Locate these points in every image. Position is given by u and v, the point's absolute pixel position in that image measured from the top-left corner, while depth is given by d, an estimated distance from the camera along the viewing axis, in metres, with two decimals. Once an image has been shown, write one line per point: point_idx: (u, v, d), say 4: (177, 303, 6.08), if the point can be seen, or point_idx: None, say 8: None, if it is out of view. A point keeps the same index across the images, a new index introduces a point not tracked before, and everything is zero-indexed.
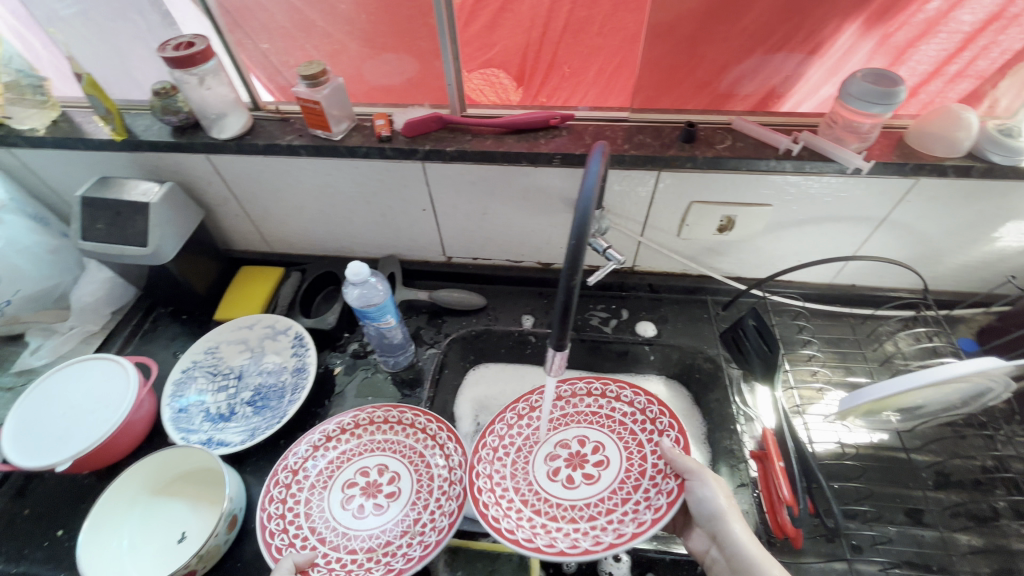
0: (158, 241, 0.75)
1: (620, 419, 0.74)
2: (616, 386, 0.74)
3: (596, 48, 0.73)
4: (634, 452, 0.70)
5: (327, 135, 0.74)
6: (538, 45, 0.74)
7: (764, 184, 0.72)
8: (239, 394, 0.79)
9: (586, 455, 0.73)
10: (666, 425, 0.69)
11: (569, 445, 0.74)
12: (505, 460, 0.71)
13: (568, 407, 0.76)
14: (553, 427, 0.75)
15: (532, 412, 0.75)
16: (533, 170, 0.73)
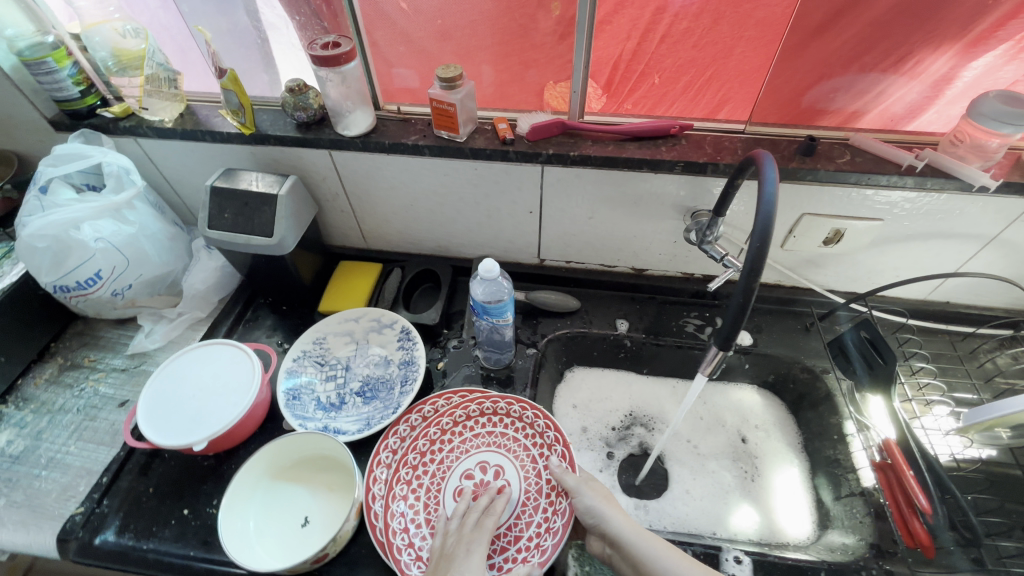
0: (283, 232, 0.77)
1: (521, 442, 0.75)
2: (520, 409, 0.75)
3: (691, 60, 0.72)
4: (535, 480, 0.71)
5: (451, 136, 0.76)
6: (630, 56, 0.73)
7: (879, 199, 0.74)
8: (348, 384, 0.80)
9: (491, 482, 0.72)
10: (560, 454, 0.71)
11: (472, 473, 0.73)
12: (417, 494, 0.70)
13: (466, 432, 0.76)
14: (458, 454, 0.74)
15: (444, 436, 0.75)
16: (651, 176, 0.75)
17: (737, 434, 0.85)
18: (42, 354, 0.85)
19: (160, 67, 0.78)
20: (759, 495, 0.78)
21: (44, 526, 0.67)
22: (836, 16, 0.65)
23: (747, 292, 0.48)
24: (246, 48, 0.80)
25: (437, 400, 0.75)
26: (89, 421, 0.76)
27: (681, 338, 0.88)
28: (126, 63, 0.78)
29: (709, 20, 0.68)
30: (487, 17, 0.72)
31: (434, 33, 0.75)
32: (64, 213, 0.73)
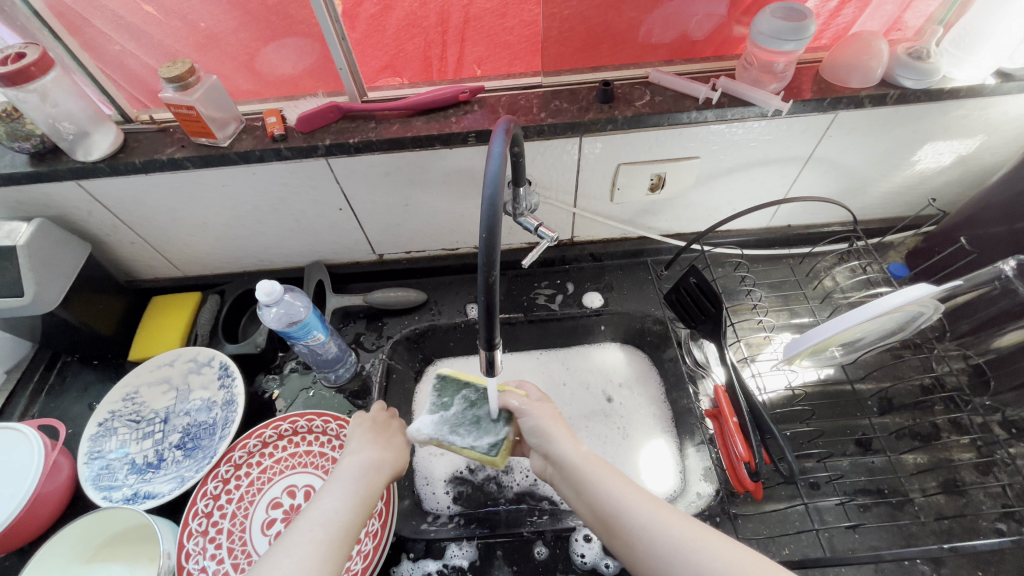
0: (37, 286, 0.66)
1: (331, 456, 0.71)
2: (321, 422, 0.71)
3: (507, 43, 0.68)
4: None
5: (213, 142, 0.66)
6: (441, 45, 0.68)
7: (689, 137, 0.69)
8: (167, 438, 0.72)
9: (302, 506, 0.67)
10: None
11: (282, 501, 0.68)
12: (221, 536, 0.64)
13: (277, 454, 0.71)
14: (268, 479, 0.69)
15: (254, 460, 0.70)
16: (449, 152, 0.68)
17: (601, 394, 0.83)
18: None
19: None
20: (625, 457, 0.77)
21: None
22: None
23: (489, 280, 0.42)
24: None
25: (249, 440, 0.69)
26: None
27: (533, 312, 0.83)
28: None
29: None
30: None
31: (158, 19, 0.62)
32: None
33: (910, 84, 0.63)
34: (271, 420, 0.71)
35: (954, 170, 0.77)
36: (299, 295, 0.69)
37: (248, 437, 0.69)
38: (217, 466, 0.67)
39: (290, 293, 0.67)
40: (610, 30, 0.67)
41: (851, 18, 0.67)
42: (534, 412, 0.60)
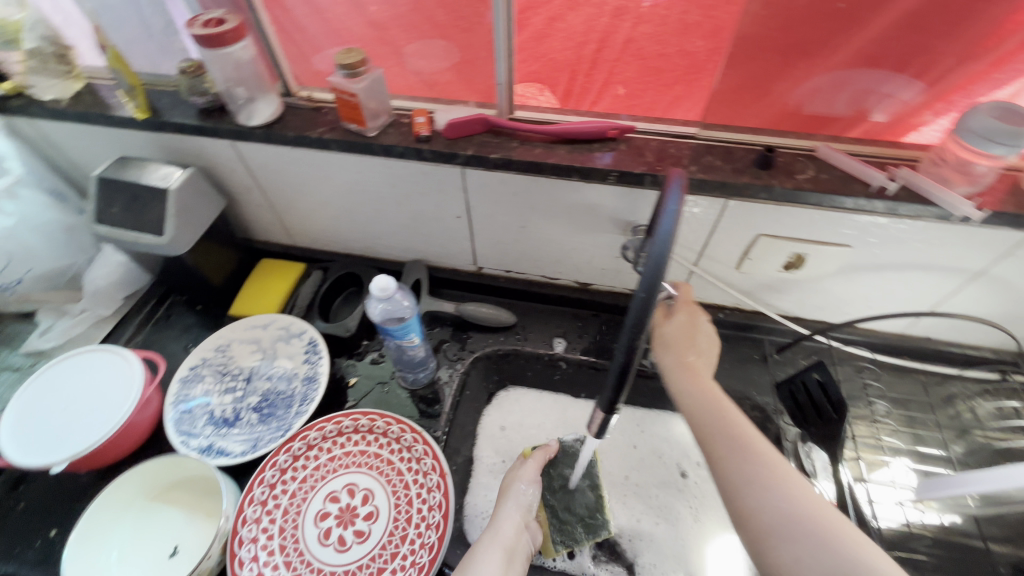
0: (176, 231, 0.70)
1: (396, 465, 0.67)
2: (397, 428, 0.68)
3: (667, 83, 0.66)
4: (406, 508, 0.64)
5: (360, 130, 0.67)
6: (590, 62, 0.66)
7: (846, 223, 0.63)
8: (246, 398, 0.74)
9: (357, 508, 0.64)
10: (435, 484, 0.64)
11: (340, 498, 0.65)
12: (276, 514, 0.63)
13: (347, 446, 0.69)
14: (332, 470, 0.67)
15: (324, 445, 0.68)
16: (583, 186, 0.66)
17: (676, 467, 0.77)
18: None
19: (44, 40, 0.70)
20: (685, 540, 0.71)
21: None
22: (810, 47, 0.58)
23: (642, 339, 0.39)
24: (140, 20, 0.71)
25: (325, 424, 0.68)
26: None
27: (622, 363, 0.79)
28: (8, 34, 0.70)
29: (675, 6, 0.59)
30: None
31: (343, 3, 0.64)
32: None
33: None
34: (349, 411, 0.69)
35: None
36: (408, 295, 0.69)
37: (327, 420, 0.68)
38: (292, 440, 0.67)
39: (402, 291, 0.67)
40: (787, 91, 0.63)
41: None
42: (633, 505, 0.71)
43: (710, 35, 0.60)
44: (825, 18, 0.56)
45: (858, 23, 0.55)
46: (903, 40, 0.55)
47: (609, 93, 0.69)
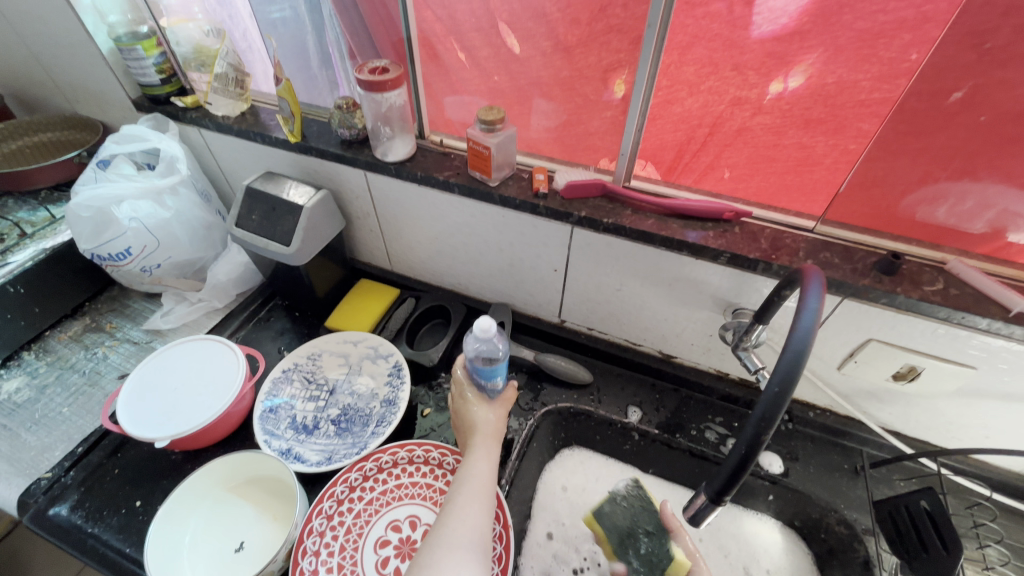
0: (301, 243, 0.76)
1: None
2: None
3: (785, 174, 0.67)
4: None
5: (483, 178, 0.72)
6: (699, 144, 0.68)
7: (974, 344, 0.59)
8: (327, 409, 0.77)
9: (416, 542, 0.65)
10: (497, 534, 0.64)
11: (401, 528, 0.66)
12: (339, 531, 0.64)
13: (413, 476, 0.70)
14: (396, 498, 0.68)
15: (393, 470, 0.70)
16: (690, 262, 0.67)
17: (744, 573, 0.71)
18: (74, 310, 0.90)
19: (230, 68, 0.81)
20: None
21: (12, 483, 0.68)
22: (946, 160, 0.58)
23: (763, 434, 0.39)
24: (316, 53, 0.82)
25: (398, 450, 0.70)
26: (87, 386, 0.80)
27: (697, 446, 0.76)
28: (203, 58, 0.81)
29: (801, 105, 0.60)
30: (525, 68, 0.70)
31: (473, 71, 0.73)
32: (112, 187, 0.75)
33: None
34: (421, 441, 0.71)
35: None
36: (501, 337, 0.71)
37: (399, 447, 0.70)
38: (364, 459, 0.69)
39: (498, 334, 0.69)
40: (895, 199, 0.63)
41: None
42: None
43: (831, 132, 0.61)
44: (967, 131, 0.55)
45: (1000, 140, 0.54)
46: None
47: (713, 176, 0.71)
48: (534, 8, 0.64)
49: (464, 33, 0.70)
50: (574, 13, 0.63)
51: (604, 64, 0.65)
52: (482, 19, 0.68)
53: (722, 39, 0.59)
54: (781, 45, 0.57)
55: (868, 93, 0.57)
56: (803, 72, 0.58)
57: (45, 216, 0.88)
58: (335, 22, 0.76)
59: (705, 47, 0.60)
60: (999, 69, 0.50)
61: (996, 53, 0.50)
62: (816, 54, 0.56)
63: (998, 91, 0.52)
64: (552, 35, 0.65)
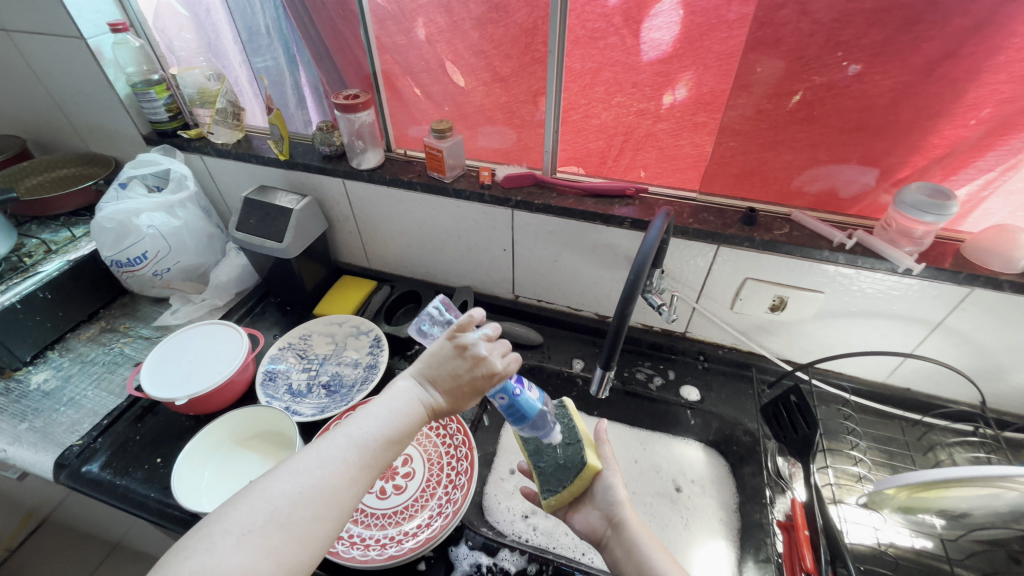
0: (291, 240, 0.92)
1: (430, 437, 0.81)
2: None
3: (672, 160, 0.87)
4: (437, 472, 0.77)
5: (440, 177, 0.90)
6: (616, 149, 0.89)
7: (817, 272, 0.78)
8: (318, 377, 0.91)
9: (398, 467, 0.78)
10: (463, 454, 0.76)
11: None
12: None
13: None
14: None
15: None
16: (604, 229, 0.85)
17: (672, 482, 0.86)
18: (90, 317, 1.03)
19: (229, 103, 0.98)
20: (677, 544, 0.79)
21: (47, 450, 0.80)
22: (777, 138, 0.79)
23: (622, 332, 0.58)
24: (292, 95, 1.01)
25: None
26: (108, 374, 0.92)
27: (630, 385, 0.92)
28: (206, 98, 0.99)
29: (688, 112, 0.81)
30: (470, 97, 0.91)
31: (428, 101, 0.94)
32: (131, 202, 0.91)
33: None
34: None
35: None
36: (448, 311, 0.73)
37: None
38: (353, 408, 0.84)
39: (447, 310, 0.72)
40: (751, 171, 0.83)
41: (993, 206, 0.74)
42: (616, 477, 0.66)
43: (713, 133, 0.82)
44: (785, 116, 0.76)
45: (813, 122, 0.76)
46: (852, 135, 0.75)
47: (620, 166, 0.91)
48: (474, 50, 0.85)
49: (418, 71, 0.91)
50: (504, 47, 0.83)
51: (534, 90, 0.86)
52: (434, 59, 0.88)
53: (620, 64, 0.80)
54: (664, 65, 0.78)
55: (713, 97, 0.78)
56: (686, 84, 0.79)
57: (67, 236, 1.02)
58: (310, 65, 0.96)
59: (610, 71, 0.81)
60: (818, 73, 0.72)
61: (814, 60, 0.71)
62: (691, 70, 0.77)
63: (803, 87, 0.73)
64: (489, 70, 0.86)
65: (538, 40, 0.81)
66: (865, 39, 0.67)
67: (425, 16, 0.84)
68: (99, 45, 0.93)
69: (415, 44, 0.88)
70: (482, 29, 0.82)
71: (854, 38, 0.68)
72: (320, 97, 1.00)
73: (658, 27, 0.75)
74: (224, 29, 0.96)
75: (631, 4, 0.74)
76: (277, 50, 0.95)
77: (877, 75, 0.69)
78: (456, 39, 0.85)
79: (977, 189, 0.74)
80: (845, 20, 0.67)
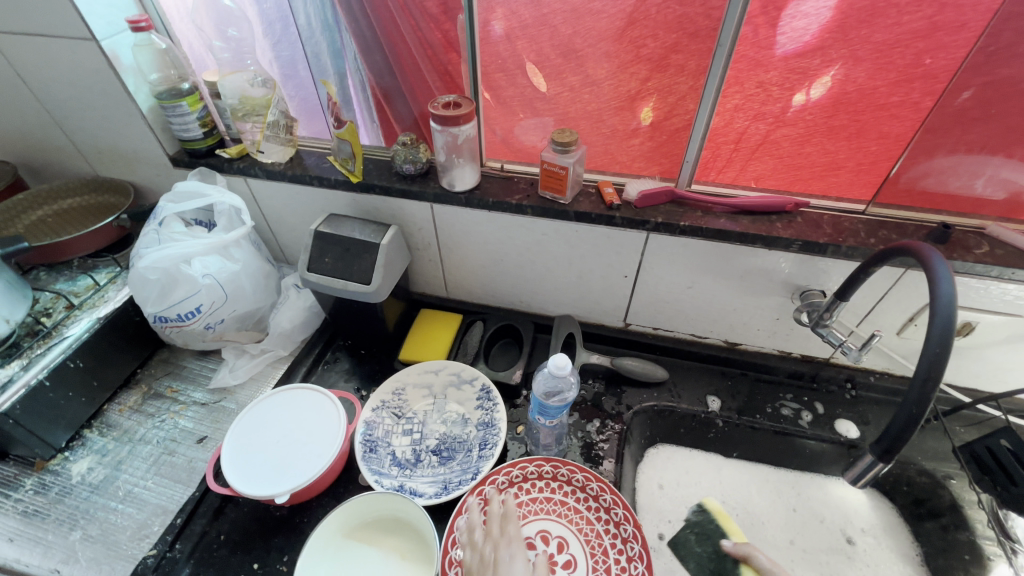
0: (381, 280, 0.77)
1: (581, 512, 0.70)
2: (582, 476, 0.71)
3: (831, 164, 0.73)
4: (603, 557, 0.66)
5: (555, 197, 0.76)
6: (710, 159, 0.77)
7: (1019, 296, 0.67)
8: (424, 441, 0.77)
9: (554, 556, 0.67)
10: (632, 534, 0.66)
11: (534, 545, 0.68)
12: None
13: (531, 494, 0.72)
14: (523, 518, 0.70)
15: (513, 487, 0.72)
16: (764, 252, 0.72)
17: (841, 534, 0.76)
18: (127, 380, 0.85)
19: (281, 115, 0.81)
20: None
21: (115, 567, 0.65)
22: (973, 140, 0.66)
23: (927, 410, 0.46)
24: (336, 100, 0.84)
25: (527, 465, 0.72)
26: (166, 455, 0.76)
27: (778, 422, 0.81)
28: (250, 109, 0.81)
29: (822, 114, 0.69)
30: (565, 101, 0.77)
31: (498, 108, 0.80)
32: (179, 246, 0.75)
33: None
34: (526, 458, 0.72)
35: None
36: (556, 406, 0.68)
37: (506, 469, 0.71)
38: (485, 481, 0.70)
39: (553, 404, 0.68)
40: (932, 177, 0.70)
41: None
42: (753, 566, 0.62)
43: (853, 135, 0.70)
44: (989, 114, 0.64)
45: (982, 123, 0.65)
46: None
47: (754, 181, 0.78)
48: (564, 48, 0.71)
49: (489, 73, 0.76)
50: (634, 37, 0.68)
51: (633, 94, 0.73)
52: (509, 60, 0.74)
53: (749, 60, 0.66)
54: (800, 60, 0.65)
55: (894, 96, 0.65)
56: (824, 81, 0.66)
57: (88, 284, 0.85)
58: (355, 56, 0.78)
59: (730, 68, 0.67)
60: (1005, 65, 0.60)
61: (1000, 49, 0.59)
62: (837, 65, 0.64)
63: (1013, 85, 0.61)
64: (579, 72, 0.73)
65: (647, 33, 0.67)
66: None
67: (504, 6, 0.70)
68: (114, 48, 0.75)
69: (489, 42, 0.73)
70: (608, 17, 0.67)
71: None
72: (369, 103, 0.83)
73: (802, 15, 0.62)
74: (254, 23, 0.78)
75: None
76: (320, 42, 0.78)
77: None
78: (557, 31, 0.70)
79: None
80: None
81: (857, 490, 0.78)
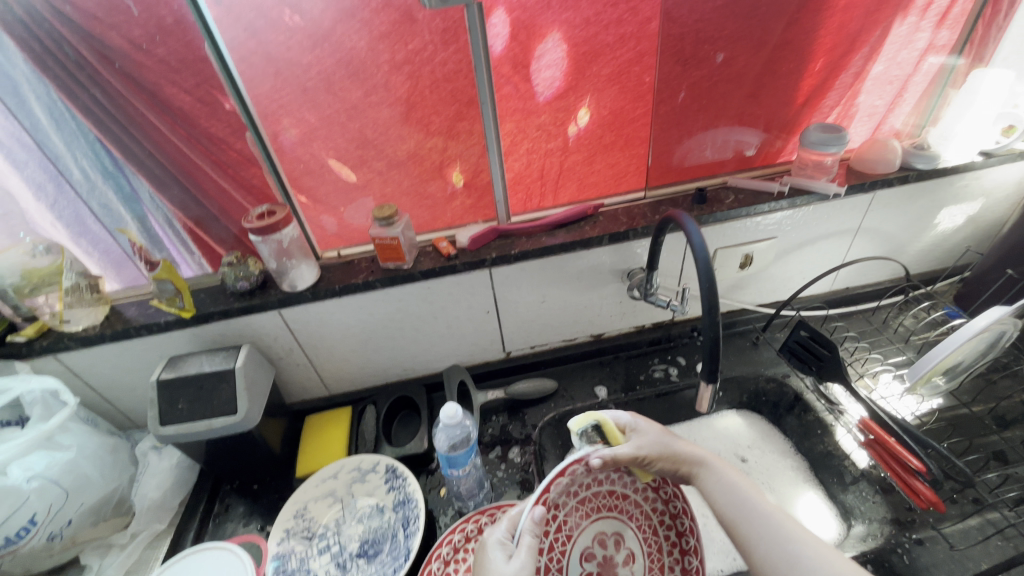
0: (248, 405, 0.74)
1: (632, 496, 0.65)
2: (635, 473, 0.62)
3: (611, 166, 0.88)
4: (652, 536, 0.65)
5: (399, 264, 0.80)
6: (523, 190, 0.88)
7: (767, 223, 0.88)
8: (345, 548, 0.73)
9: (613, 557, 0.62)
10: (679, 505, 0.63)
11: (592, 552, 0.61)
12: None
13: (586, 496, 0.61)
14: (577, 526, 0.61)
15: (469, 543, 0.71)
16: (585, 252, 0.84)
17: (736, 456, 0.88)
18: None
19: (80, 277, 0.76)
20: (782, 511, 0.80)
21: None
22: (695, 123, 0.85)
23: (721, 330, 0.57)
24: (141, 240, 0.80)
25: (466, 525, 0.72)
26: None
27: (656, 386, 0.93)
28: (37, 282, 0.73)
29: (593, 132, 0.83)
30: (378, 179, 0.82)
31: (325, 196, 0.82)
32: None
33: (923, 165, 0.84)
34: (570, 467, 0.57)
35: (966, 228, 0.97)
36: (462, 445, 0.72)
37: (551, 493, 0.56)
38: (431, 558, 0.68)
39: (453, 446, 0.71)
40: (682, 156, 0.89)
41: (858, 129, 0.91)
42: (650, 429, 0.63)
43: (624, 148, 0.86)
44: (697, 104, 0.83)
45: (696, 111, 0.84)
46: (752, 105, 0.85)
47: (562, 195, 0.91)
48: (367, 134, 0.77)
49: (305, 168, 0.79)
50: (418, 114, 0.76)
51: (440, 164, 0.82)
52: (319, 153, 0.78)
53: (520, 111, 0.78)
54: (562, 101, 0.79)
55: (633, 108, 0.82)
56: (586, 111, 0.80)
57: None
58: (155, 194, 0.75)
59: (512, 121, 0.79)
60: (693, 69, 0.79)
61: (690, 58, 0.78)
62: (587, 97, 0.79)
63: (703, 81, 0.81)
64: (388, 148, 0.79)
65: (431, 110, 0.76)
66: (725, 32, 0.76)
67: (291, 116, 0.73)
68: None
69: (284, 151, 0.76)
70: (389, 105, 0.74)
71: (716, 33, 0.76)
72: (186, 234, 0.81)
73: (546, 67, 0.75)
74: (19, 195, 0.72)
75: (517, 50, 0.73)
76: (105, 192, 0.75)
77: (739, 57, 0.79)
78: (348, 124, 0.75)
79: (848, 117, 0.89)
80: (706, 22, 0.75)
81: (732, 416, 0.92)
